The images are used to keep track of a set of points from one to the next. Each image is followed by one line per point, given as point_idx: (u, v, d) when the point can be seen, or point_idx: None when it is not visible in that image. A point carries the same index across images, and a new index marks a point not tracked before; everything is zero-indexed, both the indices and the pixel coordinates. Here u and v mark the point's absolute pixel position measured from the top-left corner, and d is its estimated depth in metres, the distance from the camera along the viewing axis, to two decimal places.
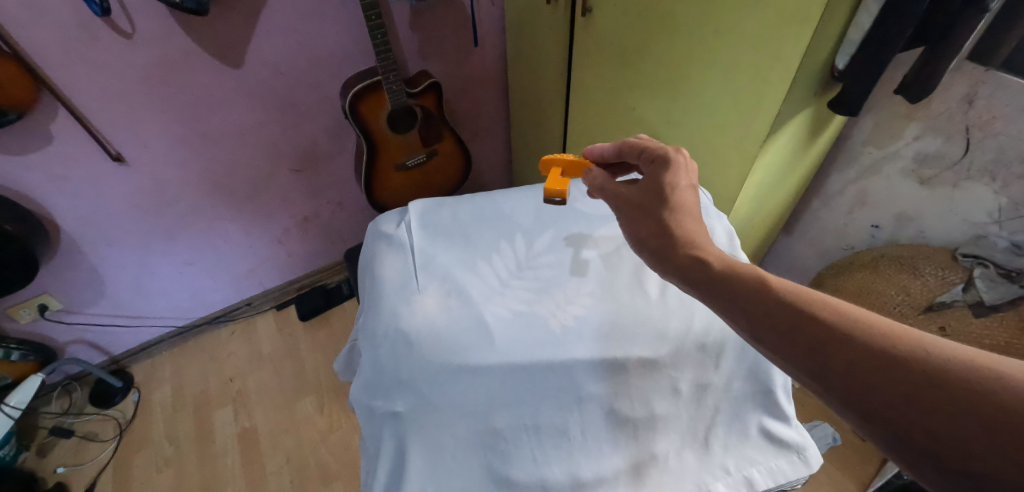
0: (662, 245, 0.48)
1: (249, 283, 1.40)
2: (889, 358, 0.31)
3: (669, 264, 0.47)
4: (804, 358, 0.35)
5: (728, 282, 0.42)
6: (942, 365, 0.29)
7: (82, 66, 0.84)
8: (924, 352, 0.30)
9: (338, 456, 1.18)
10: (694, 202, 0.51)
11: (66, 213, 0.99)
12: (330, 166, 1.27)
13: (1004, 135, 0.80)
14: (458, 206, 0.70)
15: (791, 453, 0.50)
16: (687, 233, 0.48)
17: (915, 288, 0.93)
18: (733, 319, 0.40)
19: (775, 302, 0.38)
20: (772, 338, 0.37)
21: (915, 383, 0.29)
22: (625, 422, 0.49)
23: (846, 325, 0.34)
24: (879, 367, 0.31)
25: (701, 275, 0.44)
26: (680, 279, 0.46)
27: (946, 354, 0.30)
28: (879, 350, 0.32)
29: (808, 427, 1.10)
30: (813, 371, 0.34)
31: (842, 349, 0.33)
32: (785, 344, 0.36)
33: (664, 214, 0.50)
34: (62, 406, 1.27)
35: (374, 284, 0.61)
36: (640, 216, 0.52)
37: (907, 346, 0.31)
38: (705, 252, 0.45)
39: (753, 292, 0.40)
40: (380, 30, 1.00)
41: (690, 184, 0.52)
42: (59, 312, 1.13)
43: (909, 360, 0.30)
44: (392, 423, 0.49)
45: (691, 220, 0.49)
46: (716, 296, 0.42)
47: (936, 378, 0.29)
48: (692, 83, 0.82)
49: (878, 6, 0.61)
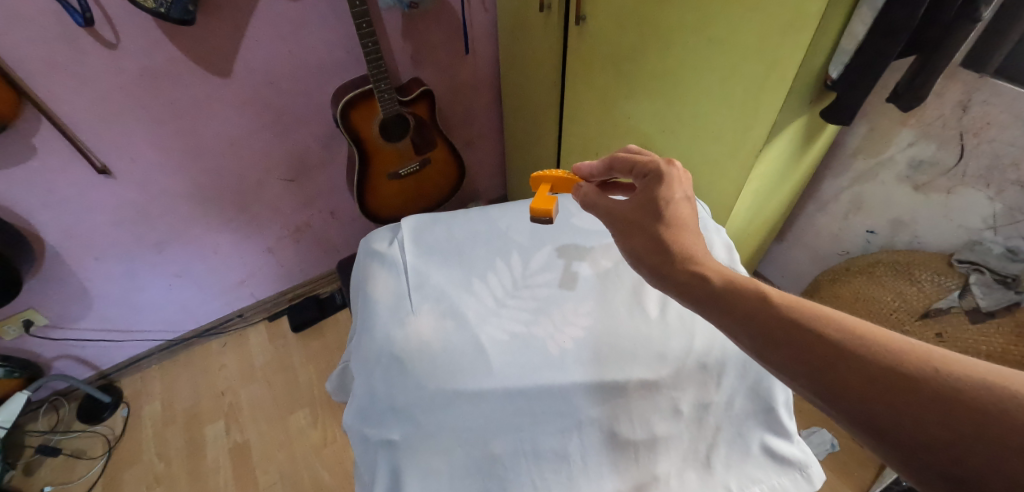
0: (661, 261, 0.47)
1: (240, 295, 1.38)
2: (899, 376, 0.30)
3: (669, 278, 0.46)
4: (810, 376, 0.34)
5: (730, 296, 0.40)
6: (954, 384, 0.28)
7: (65, 77, 0.82)
8: (934, 370, 0.29)
9: (333, 471, 1.16)
10: (690, 214, 0.50)
11: (51, 227, 0.97)
12: (323, 175, 1.25)
13: (998, 141, 0.80)
14: (451, 223, 0.68)
15: (794, 470, 0.49)
16: (685, 247, 0.47)
17: (911, 295, 0.94)
18: (737, 335, 0.39)
19: (778, 319, 0.37)
20: (779, 356, 0.36)
21: (928, 402, 0.28)
22: (625, 446, 0.48)
23: (853, 342, 0.33)
24: (890, 387, 0.30)
25: (701, 291, 0.43)
26: (680, 293, 0.45)
27: (958, 372, 0.29)
28: (890, 370, 0.31)
29: (807, 433, 1.10)
30: (823, 391, 0.33)
31: (850, 367, 0.32)
32: (792, 362, 0.35)
33: (659, 230, 0.49)
34: (49, 423, 1.24)
35: (365, 304, 0.59)
36: (635, 232, 0.51)
37: (915, 363, 0.30)
38: (705, 268, 0.44)
39: (757, 308, 0.38)
40: (370, 38, 0.98)
41: (685, 196, 0.51)
42: (44, 327, 1.10)
43: (921, 378, 0.29)
44: (387, 452, 0.47)
45: (686, 233, 0.48)
46: (717, 312, 0.41)
47: (948, 396, 0.28)
48: (687, 91, 0.82)
49: (872, 16, 0.60)
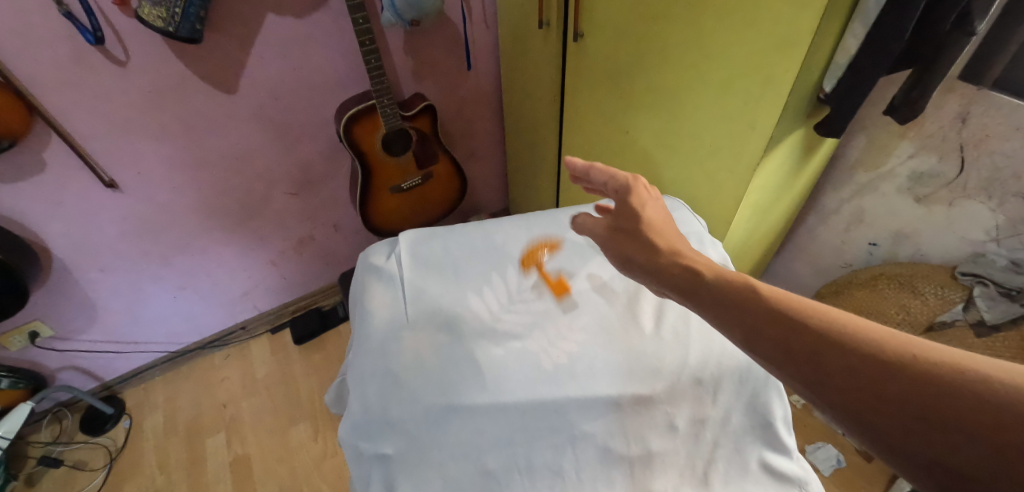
0: (652, 258, 0.47)
1: (243, 307, 1.39)
2: (882, 365, 0.30)
3: (658, 277, 0.45)
4: (797, 371, 0.33)
5: (720, 290, 0.40)
6: (933, 370, 0.28)
7: (78, 94, 0.84)
8: (913, 357, 0.29)
9: (333, 484, 1.16)
10: (666, 221, 0.51)
11: (59, 239, 0.98)
12: (325, 188, 1.27)
13: (999, 153, 0.80)
14: (446, 237, 0.69)
15: (794, 487, 0.47)
16: (674, 249, 0.46)
17: (915, 308, 0.95)
18: (727, 329, 0.38)
19: (767, 312, 0.36)
20: (770, 348, 0.35)
21: (911, 396, 0.28)
22: (620, 460, 0.48)
23: (840, 333, 0.33)
24: (874, 379, 0.30)
25: (693, 285, 0.42)
26: (672, 289, 0.44)
27: (936, 358, 0.29)
28: (872, 358, 0.30)
29: (812, 448, 1.15)
30: (812, 386, 0.32)
31: (837, 360, 0.32)
32: (781, 354, 0.34)
33: (646, 233, 0.49)
34: (52, 434, 1.24)
35: (362, 317, 0.60)
36: (623, 238, 0.51)
37: (896, 351, 0.30)
38: (695, 263, 0.43)
39: (747, 302, 0.38)
40: (373, 55, 1.00)
41: (658, 206, 0.52)
42: (48, 339, 1.11)
43: (902, 367, 0.29)
44: (380, 465, 0.48)
45: (666, 234, 0.48)
46: (709, 306, 0.40)
47: (926, 383, 0.28)
48: (685, 106, 0.82)
49: (864, 30, 0.62)
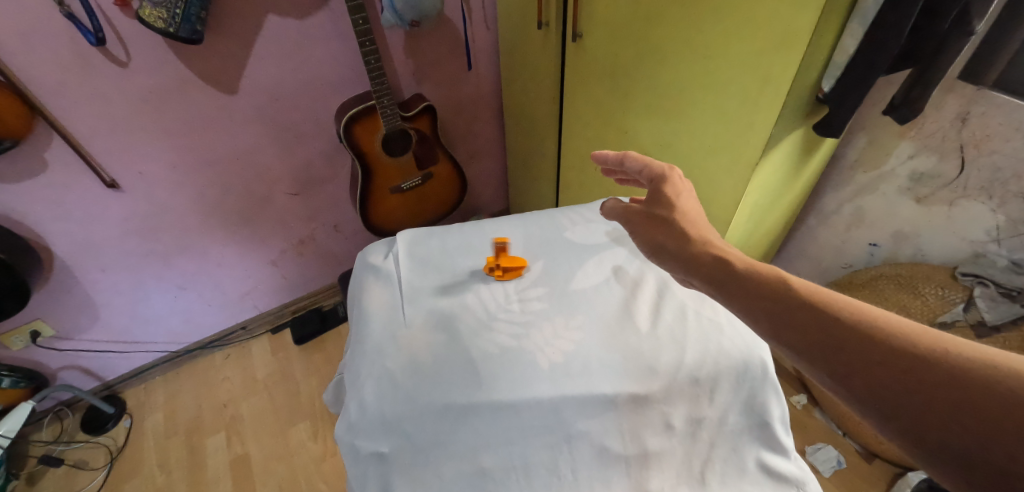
0: (680, 249, 0.46)
1: (244, 307, 1.39)
2: (915, 358, 0.29)
3: (687, 264, 0.45)
4: (825, 360, 0.33)
5: (748, 278, 0.39)
6: (964, 365, 0.28)
7: (79, 95, 0.85)
8: (944, 351, 0.29)
9: (332, 484, 1.16)
10: (699, 212, 0.50)
11: (61, 239, 0.99)
12: (325, 188, 1.27)
13: (1000, 153, 0.80)
14: (446, 237, 0.69)
15: (791, 488, 0.48)
16: (705, 238, 0.46)
17: (914, 309, 0.93)
18: (751, 317, 0.38)
19: (796, 302, 0.36)
20: (796, 337, 0.34)
21: (941, 390, 0.28)
22: (618, 459, 0.48)
23: (871, 325, 0.32)
24: (906, 371, 0.29)
25: (720, 274, 0.41)
26: (700, 277, 0.43)
27: (968, 354, 0.28)
28: (904, 351, 0.30)
29: (812, 449, 1.14)
30: (834, 375, 0.32)
31: (867, 350, 0.31)
32: (807, 342, 0.34)
33: (678, 222, 0.48)
34: (53, 433, 1.25)
35: (360, 317, 0.60)
36: (654, 225, 0.50)
37: (927, 345, 0.30)
38: (726, 253, 0.43)
39: (774, 292, 0.37)
40: (374, 55, 1.00)
41: (693, 198, 0.51)
42: (50, 338, 1.12)
43: (934, 361, 0.29)
44: (377, 465, 0.48)
45: (698, 225, 0.48)
46: (735, 294, 0.39)
47: (957, 379, 0.28)
48: (684, 107, 0.83)
49: (862, 30, 0.62)
